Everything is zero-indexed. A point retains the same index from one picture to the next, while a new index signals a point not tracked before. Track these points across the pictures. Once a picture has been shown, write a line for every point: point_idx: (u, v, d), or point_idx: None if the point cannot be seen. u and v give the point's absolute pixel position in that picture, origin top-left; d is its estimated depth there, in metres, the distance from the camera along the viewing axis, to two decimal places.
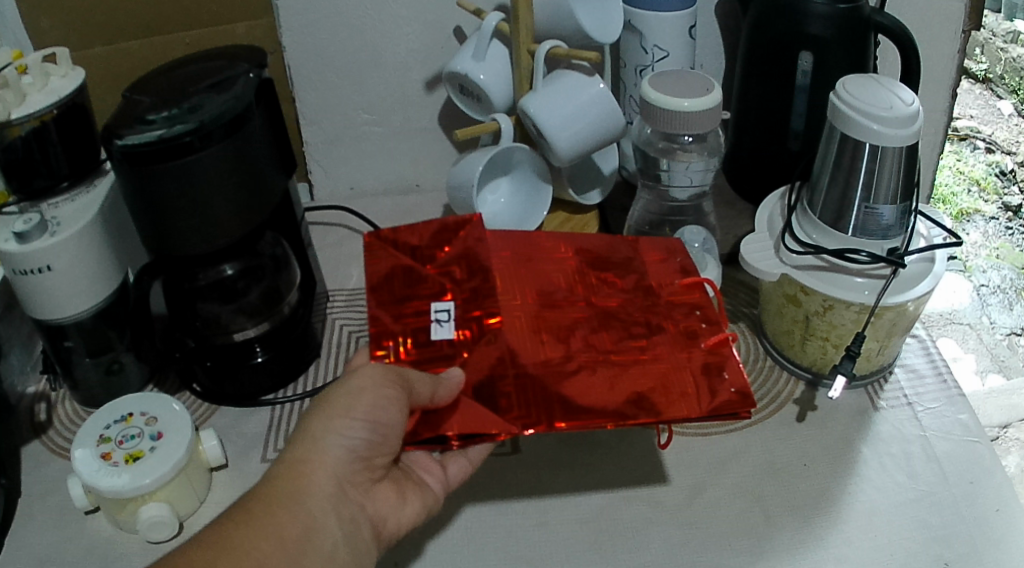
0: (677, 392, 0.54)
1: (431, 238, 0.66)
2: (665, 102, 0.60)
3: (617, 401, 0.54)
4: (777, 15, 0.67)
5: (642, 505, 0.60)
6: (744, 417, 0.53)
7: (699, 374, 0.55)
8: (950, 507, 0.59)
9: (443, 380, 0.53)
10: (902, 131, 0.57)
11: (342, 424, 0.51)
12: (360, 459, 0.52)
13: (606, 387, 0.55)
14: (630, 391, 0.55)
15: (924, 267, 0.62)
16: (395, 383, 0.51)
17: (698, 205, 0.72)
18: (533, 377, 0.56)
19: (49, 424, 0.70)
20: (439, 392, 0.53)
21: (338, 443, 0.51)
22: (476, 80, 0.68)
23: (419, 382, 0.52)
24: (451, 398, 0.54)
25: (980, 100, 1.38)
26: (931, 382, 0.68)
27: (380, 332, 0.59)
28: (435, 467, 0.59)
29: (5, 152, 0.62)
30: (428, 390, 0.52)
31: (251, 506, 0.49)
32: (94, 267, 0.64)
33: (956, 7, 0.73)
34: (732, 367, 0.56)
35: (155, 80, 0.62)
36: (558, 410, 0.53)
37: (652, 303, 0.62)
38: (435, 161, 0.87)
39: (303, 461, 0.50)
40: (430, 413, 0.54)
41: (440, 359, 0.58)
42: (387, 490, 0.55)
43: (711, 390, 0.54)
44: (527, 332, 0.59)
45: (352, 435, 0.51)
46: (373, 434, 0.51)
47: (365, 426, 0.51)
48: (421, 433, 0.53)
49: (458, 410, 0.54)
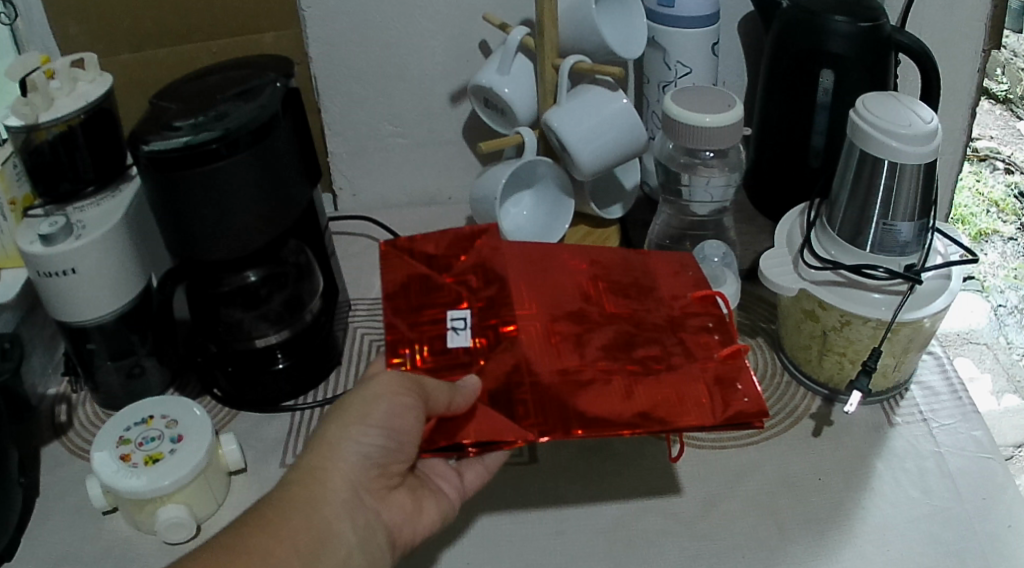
0: (691, 400, 0.54)
1: (447, 246, 0.67)
2: (687, 118, 0.60)
3: (633, 409, 0.54)
4: (799, 33, 0.68)
5: (657, 516, 0.60)
6: (757, 427, 0.53)
7: (713, 385, 0.55)
8: (962, 522, 0.59)
9: (460, 388, 0.54)
10: (920, 149, 0.57)
11: (359, 430, 0.51)
12: (377, 466, 0.53)
13: (621, 395, 0.55)
14: (647, 399, 0.54)
15: (941, 283, 0.63)
16: (411, 391, 0.52)
17: (719, 220, 0.72)
18: (549, 388, 0.55)
19: (69, 425, 0.71)
20: (456, 399, 0.53)
21: (354, 450, 0.51)
22: (500, 93, 0.69)
23: (434, 389, 0.53)
24: (468, 405, 0.54)
25: (1000, 121, 1.40)
26: (947, 399, 0.69)
27: (396, 339, 0.60)
28: (450, 474, 0.59)
29: (32, 156, 0.63)
30: (445, 397, 0.53)
31: (266, 512, 0.49)
32: (118, 271, 0.65)
33: (976, 26, 0.74)
34: (745, 379, 0.56)
35: (185, 86, 0.63)
36: (574, 418, 0.53)
37: (666, 315, 0.62)
38: (458, 172, 0.88)
39: (319, 467, 0.51)
40: (446, 421, 0.54)
41: (456, 367, 0.59)
42: (403, 497, 0.55)
43: (725, 400, 0.54)
44: (541, 342, 0.59)
45: (368, 441, 0.51)
46: (390, 441, 0.52)
47: (382, 433, 0.51)
48: (437, 441, 0.54)
49: (476, 417, 0.54)
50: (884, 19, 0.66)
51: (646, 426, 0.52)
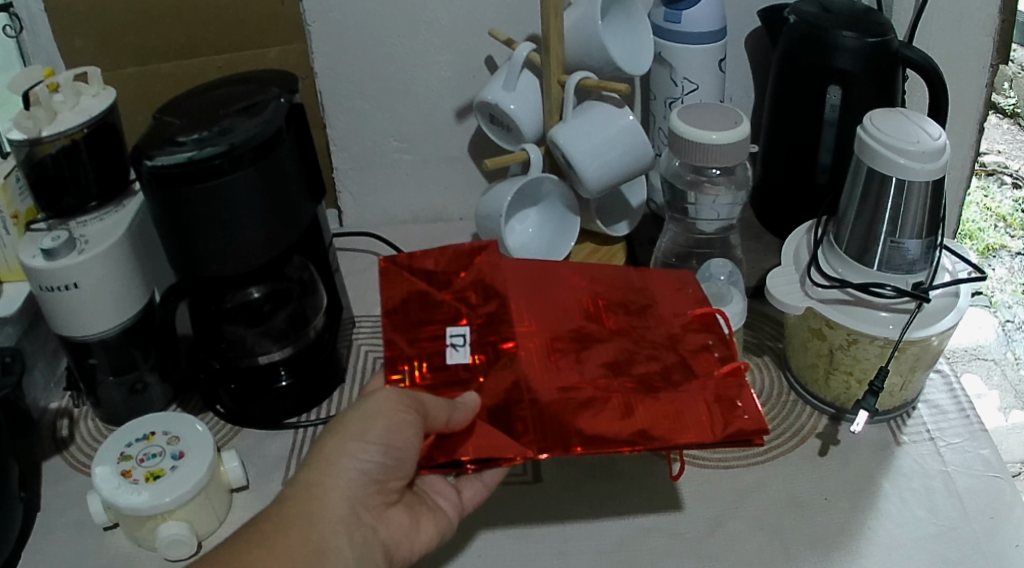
0: (690, 417, 0.54)
1: (447, 263, 0.66)
2: (694, 135, 0.60)
3: (632, 427, 0.53)
4: (807, 48, 0.67)
5: (661, 537, 0.59)
6: (756, 444, 0.53)
7: (713, 403, 0.55)
8: (969, 542, 0.58)
9: (458, 404, 0.53)
10: (929, 166, 0.57)
11: (356, 447, 0.51)
12: (373, 483, 0.52)
13: (621, 413, 0.54)
14: (646, 416, 0.54)
15: (948, 301, 0.62)
16: (409, 408, 0.51)
17: (726, 238, 0.71)
18: (548, 405, 0.55)
19: (71, 439, 0.71)
20: (455, 415, 0.52)
21: (351, 466, 0.51)
22: (506, 110, 0.68)
23: (433, 406, 0.52)
24: (467, 421, 0.53)
25: (1008, 135, 1.37)
26: (955, 418, 0.68)
27: (395, 356, 0.59)
28: (449, 491, 0.59)
29: (35, 169, 0.63)
30: (443, 414, 0.52)
31: (262, 527, 0.49)
32: (120, 286, 0.64)
33: (984, 41, 0.74)
34: (745, 397, 0.55)
35: (186, 102, 0.62)
36: (574, 434, 0.53)
37: (666, 332, 0.61)
38: (464, 189, 0.87)
39: (316, 484, 0.50)
40: (444, 438, 0.54)
41: (455, 384, 0.58)
42: (400, 514, 0.55)
43: (725, 417, 0.54)
44: (541, 359, 0.58)
45: (366, 458, 0.51)
46: (388, 458, 0.52)
47: (380, 450, 0.51)
48: (436, 458, 0.53)
49: (474, 433, 0.53)
50: (892, 34, 0.65)
51: (645, 444, 0.52)
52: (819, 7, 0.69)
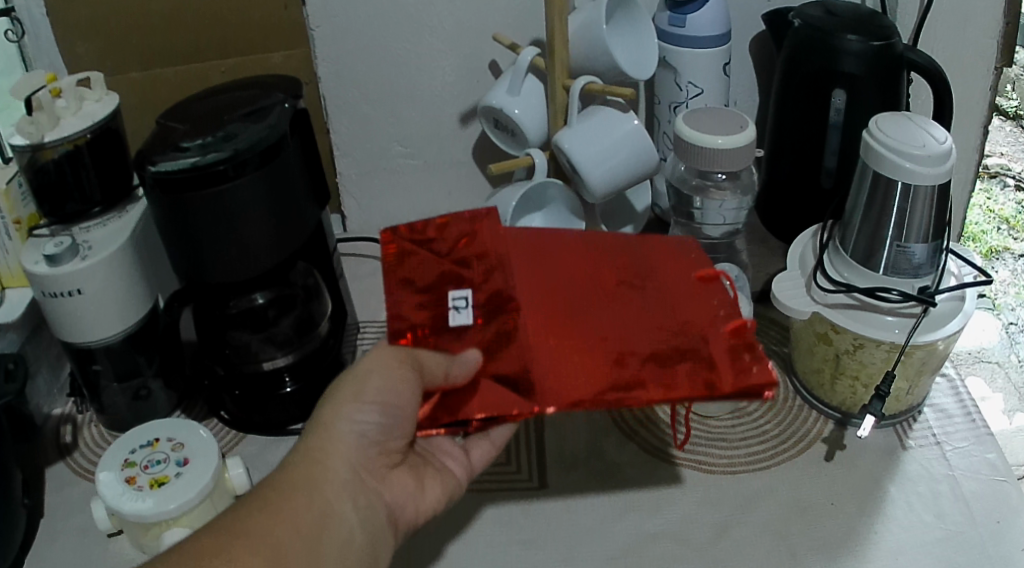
0: (695, 372, 0.51)
1: (446, 229, 0.64)
2: (700, 139, 0.60)
3: (638, 384, 0.50)
4: (812, 52, 0.67)
5: (668, 542, 0.58)
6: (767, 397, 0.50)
7: (719, 358, 0.51)
8: (976, 547, 0.58)
9: (459, 359, 0.52)
10: (935, 169, 0.57)
11: (352, 408, 0.51)
12: (374, 444, 0.52)
13: (625, 372, 0.51)
14: (651, 373, 0.51)
15: (954, 306, 0.62)
16: (409, 365, 0.51)
17: (731, 242, 0.71)
18: (552, 364, 0.52)
19: (75, 445, 0.71)
20: (453, 370, 0.51)
21: (350, 429, 0.51)
22: (511, 114, 0.68)
23: (430, 360, 0.52)
24: (469, 378, 0.52)
25: (1011, 137, 1.37)
26: (960, 422, 0.68)
27: (398, 322, 0.57)
28: (457, 453, 0.59)
29: (37, 175, 0.63)
30: (441, 369, 0.51)
31: (267, 492, 0.48)
32: (124, 292, 0.64)
33: (988, 44, 0.73)
34: (751, 348, 0.52)
35: (190, 107, 0.62)
36: (578, 394, 0.50)
37: (670, 287, 0.58)
38: (469, 194, 0.87)
39: (318, 448, 0.50)
40: (448, 397, 0.53)
41: (459, 343, 0.56)
42: (404, 476, 0.55)
43: (732, 371, 0.50)
44: (543, 321, 0.56)
45: (363, 418, 0.51)
46: (386, 417, 0.51)
47: (374, 409, 0.51)
48: (441, 418, 0.52)
49: (478, 392, 0.52)
50: (896, 38, 0.65)
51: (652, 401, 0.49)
52: (824, 10, 0.69)
